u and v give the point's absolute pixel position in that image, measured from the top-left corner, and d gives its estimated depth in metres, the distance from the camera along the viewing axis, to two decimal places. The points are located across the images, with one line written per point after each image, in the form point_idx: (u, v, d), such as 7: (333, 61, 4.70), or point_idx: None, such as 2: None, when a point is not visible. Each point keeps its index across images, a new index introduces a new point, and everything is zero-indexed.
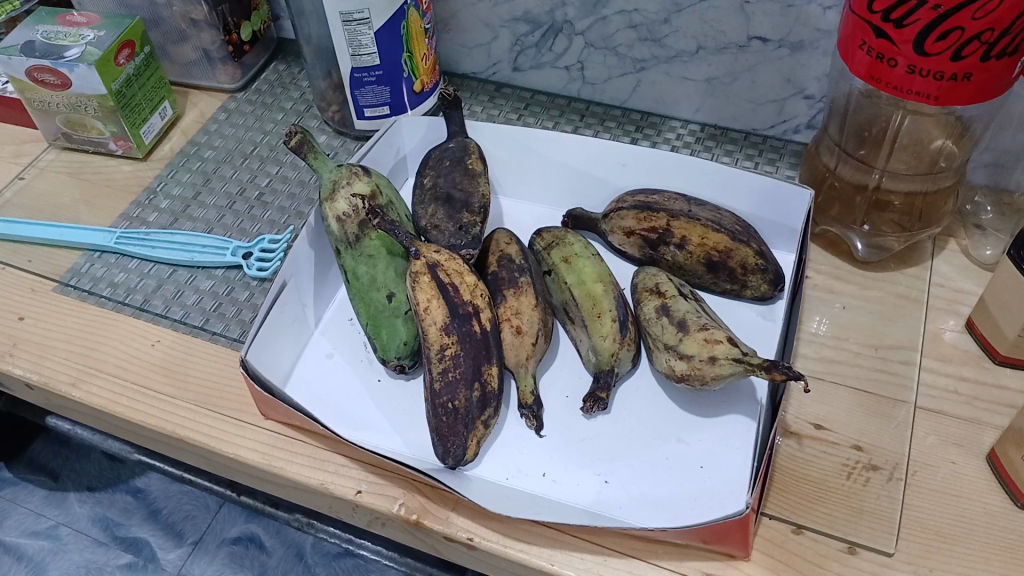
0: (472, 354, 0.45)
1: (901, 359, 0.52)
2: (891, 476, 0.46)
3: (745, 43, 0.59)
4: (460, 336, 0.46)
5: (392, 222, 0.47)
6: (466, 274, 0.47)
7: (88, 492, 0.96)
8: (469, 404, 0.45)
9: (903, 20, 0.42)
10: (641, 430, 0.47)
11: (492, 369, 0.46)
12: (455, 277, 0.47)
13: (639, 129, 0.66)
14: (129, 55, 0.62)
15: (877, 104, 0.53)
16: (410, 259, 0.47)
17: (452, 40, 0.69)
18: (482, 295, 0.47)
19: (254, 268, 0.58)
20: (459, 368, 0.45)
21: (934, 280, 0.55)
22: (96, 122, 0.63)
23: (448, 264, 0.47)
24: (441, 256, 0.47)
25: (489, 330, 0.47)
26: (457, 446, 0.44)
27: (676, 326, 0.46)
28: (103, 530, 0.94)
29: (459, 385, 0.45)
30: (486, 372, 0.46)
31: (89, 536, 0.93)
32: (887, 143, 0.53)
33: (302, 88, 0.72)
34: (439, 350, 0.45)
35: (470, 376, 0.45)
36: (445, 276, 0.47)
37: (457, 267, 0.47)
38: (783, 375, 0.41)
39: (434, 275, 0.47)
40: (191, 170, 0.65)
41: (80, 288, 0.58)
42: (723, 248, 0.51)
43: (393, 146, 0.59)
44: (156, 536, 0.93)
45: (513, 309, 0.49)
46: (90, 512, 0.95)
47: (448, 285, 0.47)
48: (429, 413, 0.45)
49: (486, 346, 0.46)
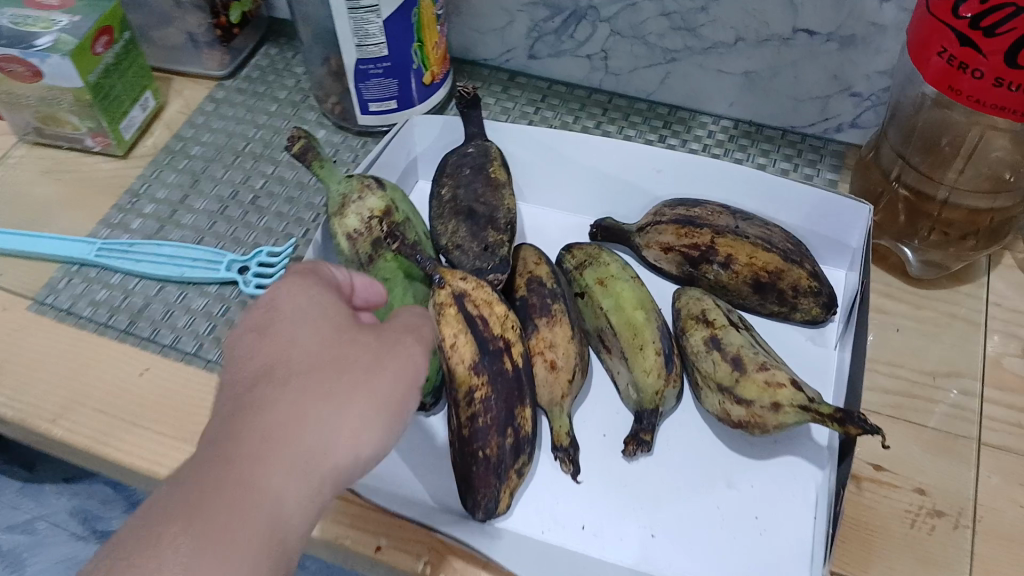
0: (505, 396, 0.41)
1: (962, 390, 0.48)
2: (957, 523, 0.43)
3: (790, 36, 0.54)
4: (492, 375, 0.41)
5: None
6: (495, 304, 0.43)
7: (66, 483, 0.88)
8: (501, 452, 0.40)
9: (994, 28, 0.37)
10: (688, 475, 0.43)
11: (526, 412, 0.41)
12: (483, 308, 0.42)
13: (668, 125, 0.61)
14: (107, 43, 0.55)
15: (949, 114, 0.47)
16: (434, 288, 0.42)
17: (463, 25, 0.63)
18: (514, 330, 0.43)
19: (251, 285, 0.52)
20: (490, 411, 0.40)
21: (991, 299, 0.51)
22: (71, 117, 0.57)
23: (476, 294, 0.42)
24: (468, 284, 0.43)
25: (522, 367, 0.42)
26: (490, 497, 0.40)
27: (730, 363, 0.41)
28: (82, 523, 0.89)
29: (492, 431, 0.40)
30: (519, 415, 0.41)
31: (66, 530, 0.89)
32: (958, 157, 0.48)
33: (297, 75, 0.66)
34: (469, 391, 0.41)
35: (503, 421, 0.40)
36: (473, 309, 0.42)
37: (485, 297, 0.43)
38: (860, 429, 0.37)
39: (461, 307, 0.42)
40: (178, 169, 0.60)
41: (59, 307, 0.52)
42: (774, 269, 0.46)
43: (405, 148, 0.54)
44: None
45: (546, 343, 0.44)
46: (68, 504, 0.89)
47: (477, 318, 0.42)
48: (456, 460, 0.41)
49: (520, 385, 0.42)
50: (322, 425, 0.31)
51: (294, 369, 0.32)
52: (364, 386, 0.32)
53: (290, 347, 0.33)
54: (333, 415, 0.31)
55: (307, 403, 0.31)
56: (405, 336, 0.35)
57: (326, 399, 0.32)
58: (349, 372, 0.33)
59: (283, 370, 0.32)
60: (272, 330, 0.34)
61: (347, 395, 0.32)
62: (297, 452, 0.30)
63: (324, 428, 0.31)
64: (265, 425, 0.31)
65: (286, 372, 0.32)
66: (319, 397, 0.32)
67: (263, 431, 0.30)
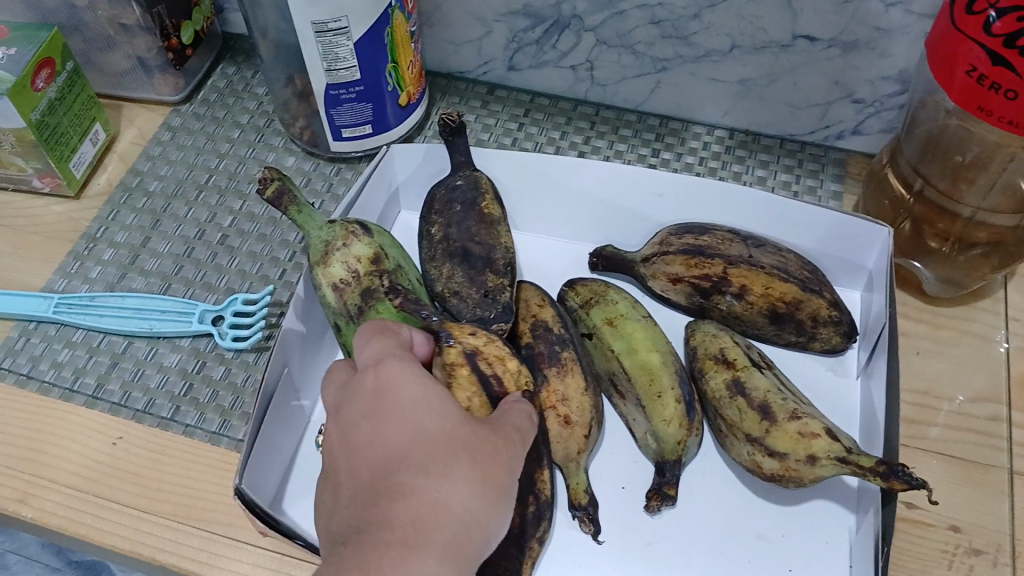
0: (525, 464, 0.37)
1: (988, 415, 0.46)
2: (996, 562, 0.41)
3: (789, 42, 0.51)
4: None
5: None
6: (509, 359, 0.38)
7: None
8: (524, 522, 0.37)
9: None
10: (716, 529, 0.41)
11: (545, 475, 0.38)
12: (496, 366, 0.37)
13: (660, 137, 0.58)
14: (50, 76, 0.50)
15: (971, 131, 0.43)
16: (441, 345, 0.37)
17: (436, 36, 0.59)
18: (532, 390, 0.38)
19: (228, 338, 0.48)
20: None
21: (1011, 313, 0.49)
22: (14, 158, 0.52)
23: (489, 350, 0.37)
24: (482, 338, 0.37)
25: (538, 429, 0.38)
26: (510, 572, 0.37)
27: (758, 412, 0.39)
28: (56, 556, 0.85)
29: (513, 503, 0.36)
30: (539, 479, 0.38)
31: (40, 563, 0.85)
32: (987, 176, 0.45)
33: (258, 96, 0.61)
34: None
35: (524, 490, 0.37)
36: (487, 368, 0.37)
37: (500, 353, 0.38)
38: (905, 484, 0.35)
39: (473, 367, 0.37)
40: (137, 207, 0.55)
41: (17, 371, 0.48)
42: (792, 299, 0.44)
43: (385, 180, 0.50)
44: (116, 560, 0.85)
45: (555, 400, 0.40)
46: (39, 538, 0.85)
47: (491, 377, 0.37)
48: None
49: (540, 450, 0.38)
50: (466, 502, 0.33)
51: (427, 451, 0.33)
52: (494, 461, 0.34)
53: (415, 430, 0.34)
54: (474, 493, 0.33)
55: (449, 483, 0.33)
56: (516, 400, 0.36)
57: (465, 478, 0.33)
58: (480, 446, 0.34)
59: (417, 453, 0.34)
60: (391, 414, 0.35)
61: (482, 471, 0.34)
62: (448, 531, 0.32)
63: (467, 507, 0.33)
64: (417, 509, 0.32)
65: (421, 455, 0.33)
66: (458, 475, 0.33)
67: (415, 516, 0.32)
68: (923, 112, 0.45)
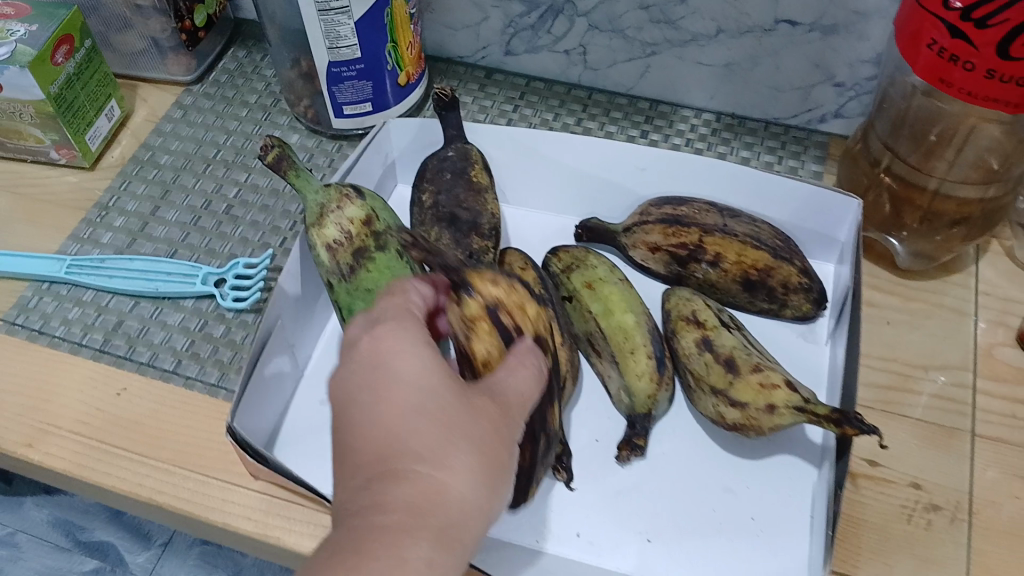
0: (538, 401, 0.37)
1: (954, 382, 0.47)
2: (953, 517, 0.43)
3: (771, 26, 0.53)
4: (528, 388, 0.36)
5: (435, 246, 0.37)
6: (527, 309, 0.37)
7: (46, 496, 0.88)
8: (531, 458, 0.37)
9: (985, 19, 0.36)
10: (682, 480, 0.43)
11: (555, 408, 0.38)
12: (517, 317, 0.37)
13: (649, 120, 0.60)
14: (68, 52, 0.53)
15: (942, 106, 0.45)
16: (463, 297, 0.36)
17: (436, 22, 0.61)
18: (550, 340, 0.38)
19: (229, 298, 0.51)
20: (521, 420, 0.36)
21: (981, 288, 0.51)
22: (33, 130, 0.55)
23: (513, 300, 0.37)
24: (504, 289, 0.37)
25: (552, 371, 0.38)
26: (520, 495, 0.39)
27: (724, 366, 0.41)
28: (65, 535, 0.87)
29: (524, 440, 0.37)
30: (549, 412, 0.38)
31: (49, 542, 0.87)
32: (952, 147, 0.46)
33: (267, 78, 0.64)
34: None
35: (533, 428, 0.37)
36: (509, 319, 0.36)
37: (523, 304, 0.37)
38: (857, 430, 0.37)
39: (495, 319, 0.36)
40: (147, 179, 0.58)
41: (30, 327, 0.51)
42: (764, 267, 0.46)
43: (382, 152, 0.52)
44: (122, 539, 0.87)
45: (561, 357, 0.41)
46: (49, 515, 0.88)
47: (510, 327, 0.36)
48: None
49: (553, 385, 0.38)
50: (467, 486, 0.29)
51: (425, 436, 0.29)
52: (498, 429, 0.31)
53: (414, 408, 0.30)
54: (480, 476, 0.29)
55: (454, 466, 0.29)
56: (525, 352, 0.34)
57: (471, 459, 0.29)
58: (485, 412, 0.31)
59: (411, 439, 0.29)
60: (387, 391, 0.30)
61: (486, 444, 0.30)
62: (446, 513, 0.28)
63: (466, 493, 0.28)
64: (414, 489, 0.28)
65: (418, 438, 0.29)
66: (462, 452, 0.29)
67: (409, 498, 0.27)
68: (892, 89, 0.47)
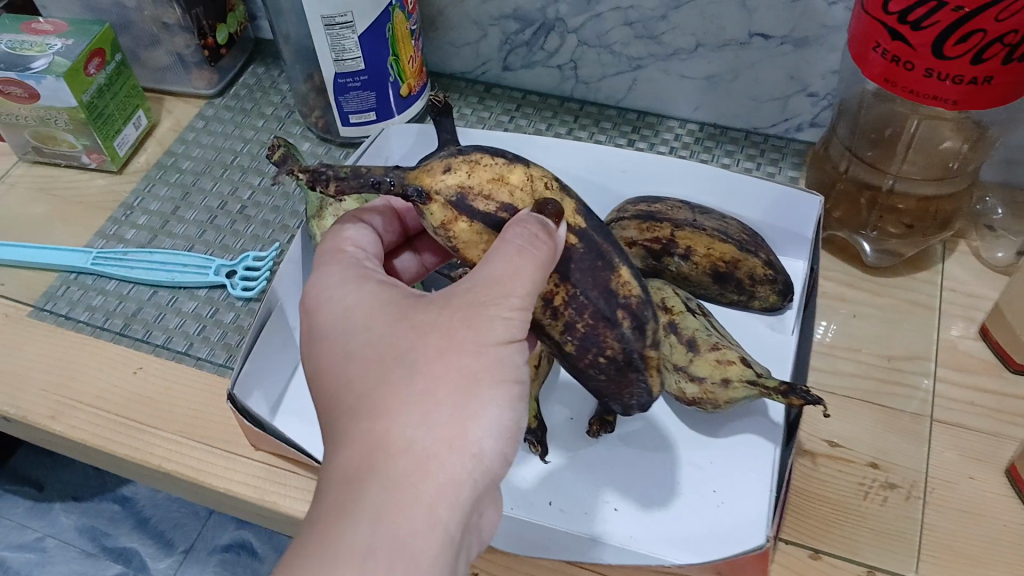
0: (591, 277, 0.38)
1: (915, 370, 0.50)
2: (908, 495, 0.45)
3: (746, 40, 0.56)
4: (568, 272, 0.37)
5: (365, 175, 0.35)
6: (504, 178, 0.37)
7: (75, 501, 0.89)
8: (624, 351, 0.38)
9: (920, 21, 0.39)
10: (650, 455, 0.46)
11: (622, 276, 0.38)
12: (493, 192, 0.37)
13: (636, 129, 0.64)
14: (99, 64, 0.58)
15: (891, 104, 0.51)
16: (424, 206, 0.37)
17: (439, 39, 0.66)
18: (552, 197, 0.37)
19: (239, 288, 0.55)
20: (587, 307, 0.37)
21: (947, 284, 0.53)
22: (67, 135, 0.60)
23: (476, 182, 0.36)
24: (457, 176, 0.36)
25: (589, 230, 0.38)
26: (633, 394, 0.41)
27: (685, 345, 0.44)
28: (91, 541, 0.87)
29: (606, 333, 0.38)
30: (619, 285, 0.38)
31: (76, 548, 0.87)
32: (901, 144, 0.51)
33: (283, 92, 0.69)
34: (546, 295, 0.37)
35: (608, 313, 0.38)
36: (483, 206, 0.36)
37: (490, 176, 0.37)
38: (802, 400, 0.40)
39: (468, 210, 0.36)
40: (169, 182, 0.63)
41: (57, 313, 0.55)
42: (730, 259, 0.49)
43: (381, 155, 0.57)
44: (145, 545, 0.87)
45: (577, 207, 0.38)
46: (76, 522, 0.88)
47: (493, 208, 0.36)
48: (585, 376, 0.40)
49: (608, 258, 0.38)
50: (417, 420, 0.31)
51: (373, 386, 0.32)
52: (450, 349, 0.32)
53: (365, 361, 0.33)
54: (429, 404, 0.31)
55: (401, 406, 0.31)
56: (507, 235, 0.34)
57: (416, 392, 0.31)
58: (431, 339, 0.32)
59: (365, 392, 0.32)
60: (346, 355, 0.34)
61: (436, 372, 0.31)
62: (398, 459, 0.30)
63: (422, 433, 0.31)
64: (362, 449, 0.31)
65: (372, 394, 0.32)
66: (408, 393, 0.31)
67: (361, 458, 0.31)
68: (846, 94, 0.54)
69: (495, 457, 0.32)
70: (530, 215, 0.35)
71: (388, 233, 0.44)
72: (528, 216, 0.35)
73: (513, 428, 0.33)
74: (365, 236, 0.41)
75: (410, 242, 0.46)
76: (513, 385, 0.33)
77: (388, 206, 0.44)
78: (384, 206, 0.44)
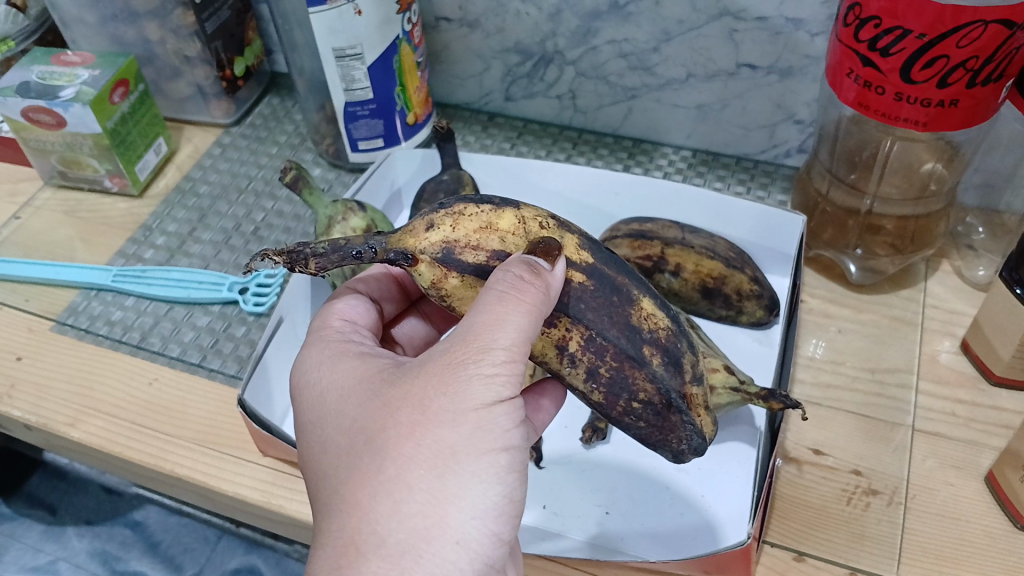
0: (607, 315, 0.38)
1: (897, 382, 0.52)
2: (890, 501, 0.46)
3: (734, 70, 0.59)
4: (580, 313, 0.37)
5: (348, 249, 0.36)
6: (491, 224, 0.38)
7: (87, 526, 0.84)
8: (659, 393, 0.38)
9: (889, 48, 0.42)
10: (640, 463, 0.48)
11: (641, 307, 0.39)
12: (478, 241, 0.38)
13: (632, 156, 0.67)
14: (123, 93, 0.62)
15: (865, 130, 0.54)
16: (413, 271, 0.38)
17: (445, 72, 0.69)
18: (545, 235, 0.38)
19: (250, 303, 0.58)
20: (608, 347, 0.38)
21: (929, 301, 0.55)
22: (91, 160, 0.63)
23: (462, 234, 0.38)
24: (442, 232, 0.38)
25: (598, 265, 0.39)
26: (683, 439, 0.40)
27: None
28: (101, 565, 0.82)
29: (634, 374, 0.38)
30: (638, 318, 0.38)
31: (87, 572, 0.82)
32: (878, 169, 0.54)
33: (296, 121, 0.72)
34: (561, 342, 0.38)
35: (632, 353, 0.38)
36: (472, 256, 0.37)
37: (476, 226, 0.38)
38: (782, 404, 0.42)
39: (456, 265, 0.37)
40: (187, 206, 0.66)
41: (78, 327, 0.58)
42: (718, 275, 0.51)
43: (387, 178, 0.60)
44: (156, 570, 0.82)
45: (580, 244, 0.39)
46: (89, 546, 0.83)
47: (483, 258, 0.37)
48: (622, 426, 0.40)
49: (622, 292, 0.39)
50: (387, 505, 0.32)
51: (349, 475, 0.33)
52: (424, 423, 0.33)
53: (344, 447, 0.34)
54: (401, 488, 0.32)
55: (374, 494, 0.32)
56: (493, 282, 0.35)
57: (387, 479, 0.32)
58: (403, 417, 0.33)
59: (341, 482, 0.33)
60: (329, 443, 0.35)
61: (411, 452, 0.32)
62: (375, 555, 0.31)
63: (396, 523, 0.31)
64: (340, 547, 0.32)
65: (350, 483, 0.33)
66: (380, 480, 0.32)
67: (337, 557, 0.31)
68: (827, 118, 0.57)
69: (485, 536, 0.33)
70: (517, 259, 0.35)
71: (386, 299, 0.47)
72: (516, 260, 0.35)
73: (504, 501, 0.33)
74: (356, 307, 0.44)
75: (415, 306, 0.50)
76: (498, 454, 0.33)
77: (386, 272, 0.47)
78: (383, 272, 0.47)
